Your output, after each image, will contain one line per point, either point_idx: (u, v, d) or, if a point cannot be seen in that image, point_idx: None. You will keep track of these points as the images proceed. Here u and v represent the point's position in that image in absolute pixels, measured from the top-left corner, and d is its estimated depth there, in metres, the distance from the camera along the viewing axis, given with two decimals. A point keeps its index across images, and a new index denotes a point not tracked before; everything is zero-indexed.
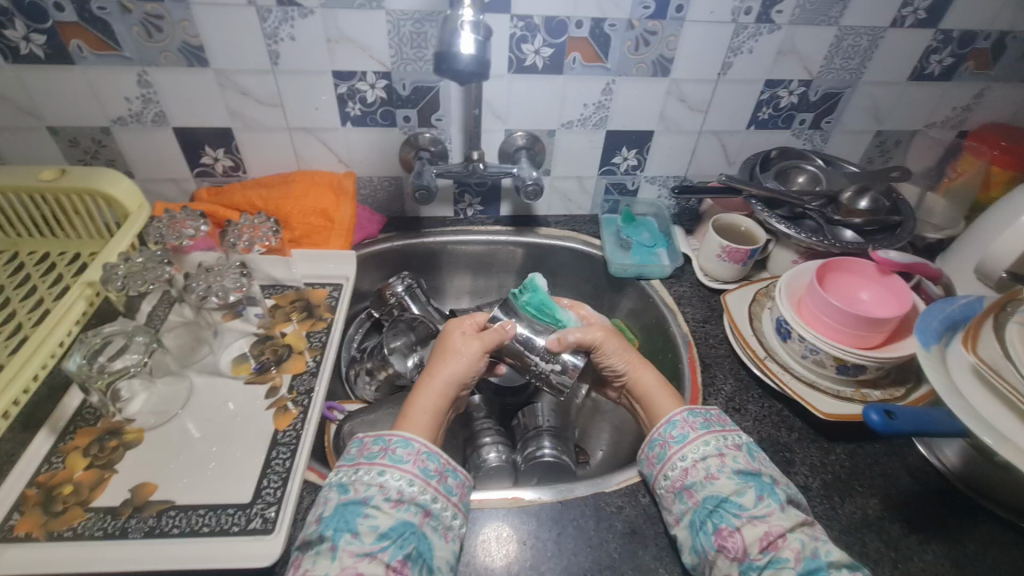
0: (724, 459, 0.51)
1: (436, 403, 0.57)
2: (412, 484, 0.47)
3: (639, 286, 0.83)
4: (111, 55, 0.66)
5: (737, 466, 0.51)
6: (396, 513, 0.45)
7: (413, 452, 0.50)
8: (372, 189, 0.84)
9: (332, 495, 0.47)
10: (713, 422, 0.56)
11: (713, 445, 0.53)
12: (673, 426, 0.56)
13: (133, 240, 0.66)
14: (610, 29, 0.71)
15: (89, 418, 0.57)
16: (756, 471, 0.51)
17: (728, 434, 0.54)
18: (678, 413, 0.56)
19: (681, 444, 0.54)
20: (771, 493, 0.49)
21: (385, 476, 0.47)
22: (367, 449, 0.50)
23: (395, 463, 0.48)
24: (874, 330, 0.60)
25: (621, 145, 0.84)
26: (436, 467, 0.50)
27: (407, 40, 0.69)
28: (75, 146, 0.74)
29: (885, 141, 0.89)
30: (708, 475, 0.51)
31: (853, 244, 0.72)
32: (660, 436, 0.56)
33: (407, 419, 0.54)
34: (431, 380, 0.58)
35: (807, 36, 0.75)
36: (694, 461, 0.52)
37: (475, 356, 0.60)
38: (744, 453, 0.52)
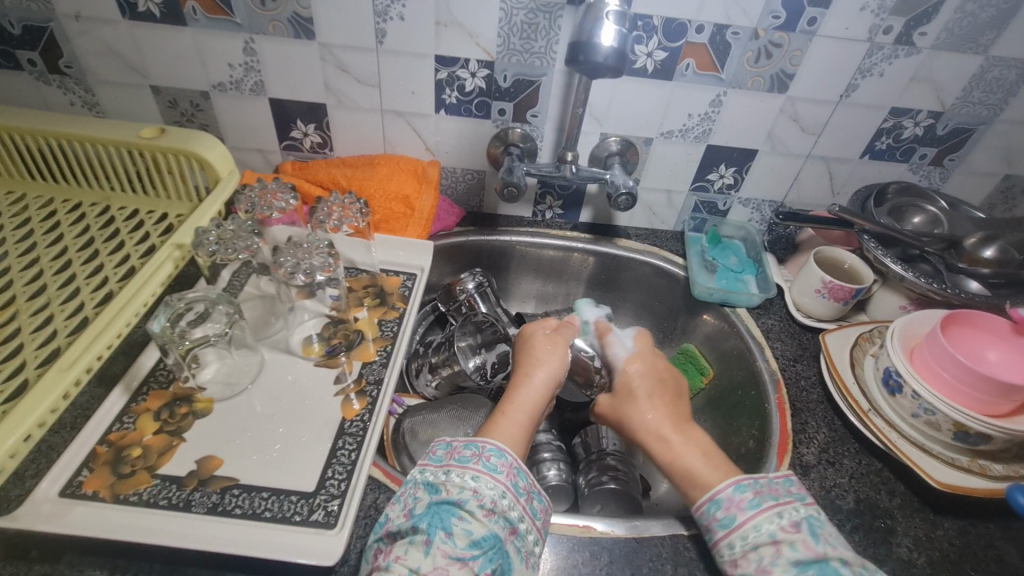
0: (778, 548, 0.44)
1: (533, 403, 0.56)
2: (505, 497, 0.46)
3: (722, 312, 0.78)
4: (222, 20, 0.66)
5: (794, 557, 0.43)
6: (488, 524, 0.44)
7: (506, 463, 0.48)
8: (453, 180, 0.82)
9: (420, 493, 0.46)
10: (766, 495, 0.47)
11: (764, 530, 0.45)
12: (715, 505, 0.48)
13: (221, 207, 0.66)
14: (732, 37, 0.66)
15: (162, 380, 0.56)
16: (820, 558, 0.42)
17: (783, 511, 0.46)
18: (722, 489, 0.48)
19: (727, 529, 0.46)
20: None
21: (479, 482, 0.46)
22: (458, 452, 0.49)
23: (489, 471, 0.47)
24: (1008, 399, 0.53)
25: (720, 162, 0.79)
26: (525, 484, 0.48)
27: (517, 30, 0.66)
28: (174, 107, 0.74)
29: (1012, 187, 0.81)
30: (760, 568, 0.44)
31: (977, 296, 0.65)
32: (702, 514, 0.49)
33: (505, 420, 0.53)
34: (528, 379, 0.58)
35: (948, 64, 0.68)
36: (742, 550, 0.45)
37: (562, 356, 0.61)
38: (803, 535, 0.44)
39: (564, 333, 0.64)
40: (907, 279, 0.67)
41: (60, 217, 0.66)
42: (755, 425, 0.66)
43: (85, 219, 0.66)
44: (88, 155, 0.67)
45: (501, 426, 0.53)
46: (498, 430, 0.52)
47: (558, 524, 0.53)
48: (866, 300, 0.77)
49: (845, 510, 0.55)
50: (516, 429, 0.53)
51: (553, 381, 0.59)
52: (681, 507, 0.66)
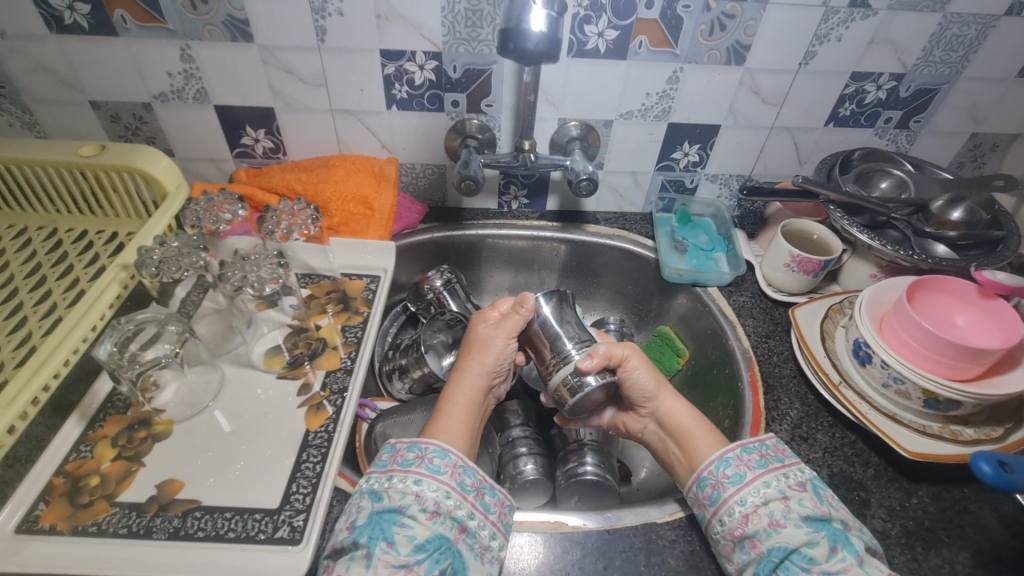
0: (789, 503, 0.45)
1: (470, 397, 0.57)
2: (448, 497, 0.46)
3: (693, 293, 0.77)
4: (155, 27, 0.63)
5: (805, 512, 0.45)
6: (432, 526, 0.44)
7: (449, 463, 0.48)
8: (413, 177, 0.80)
9: (364, 502, 0.46)
10: (771, 457, 0.49)
11: (775, 486, 0.46)
12: (726, 463, 0.49)
13: (170, 221, 0.64)
14: (683, 11, 0.64)
15: (119, 406, 0.55)
16: (826, 516, 0.44)
17: (790, 471, 0.48)
18: (731, 449, 0.50)
19: (738, 486, 0.47)
20: (845, 543, 0.43)
21: (421, 485, 0.46)
22: (401, 456, 0.48)
23: (432, 473, 0.47)
24: (975, 361, 0.52)
25: (683, 140, 0.78)
26: (473, 481, 0.48)
27: (461, 18, 0.64)
28: (117, 122, 0.72)
29: (981, 144, 0.80)
30: (772, 522, 0.45)
31: (946, 260, 0.64)
32: (710, 475, 0.49)
33: (436, 428, 0.53)
34: (464, 375, 0.58)
35: (906, 24, 0.67)
36: (754, 506, 0.46)
37: (500, 348, 0.59)
38: (811, 494, 0.46)
39: (510, 321, 0.59)
40: (874, 247, 0.66)
41: (5, 245, 0.64)
42: (729, 404, 0.66)
43: (32, 245, 0.65)
44: (27, 178, 0.64)
45: (443, 427, 0.53)
46: (438, 432, 0.52)
47: (528, 521, 0.52)
48: (837, 271, 0.76)
49: None
50: (457, 427, 0.53)
51: (486, 368, 0.58)
52: (660, 492, 0.66)
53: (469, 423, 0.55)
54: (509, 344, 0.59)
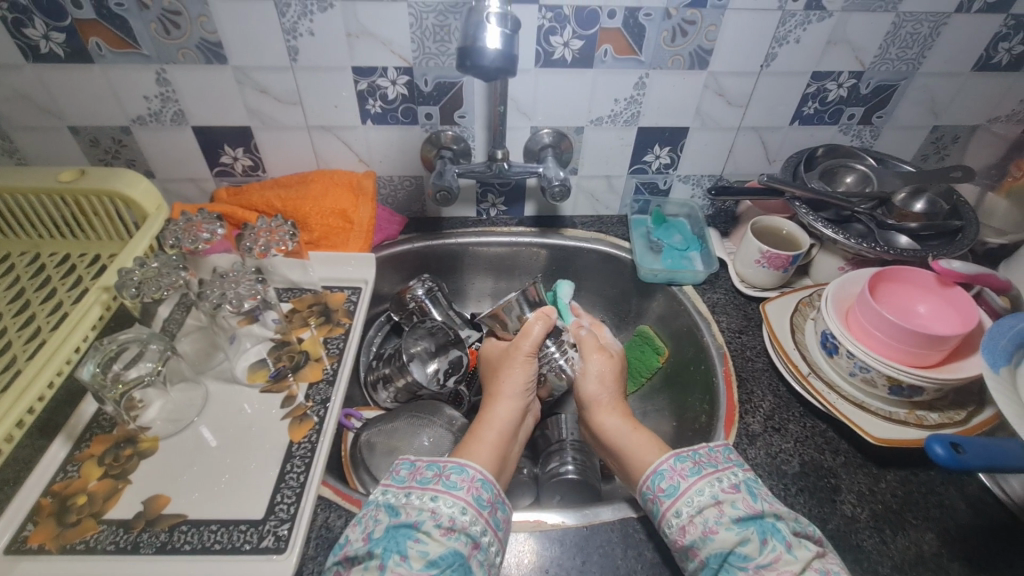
0: (721, 508, 0.47)
1: (503, 417, 0.59)
2: (464, 512, 0.47)
3: (669, 292, 0.79)
4: (130, 53, 0.64)
5: (737, 514, 0.46)
6: (446, 542, 0.45)
7: (467, 478, 0.49)
8: (392, 188, 0.82)
9: (381, 515, 0.47)
10: (705, 464, 0.51)
11: (707, 493, 0.48)
12: (661, 477, 0.51)
13: (151, 242, 0.65)
14: (645, 19, 0.66)
15: (105, 426, 0.56)
16: (757, 514, 0.46)
17: (723, 475, 0.49)
18: (665, 462, 0.52)
19: (674, 498, 0.49)
20: (774, 533, 0.45)
21: (437, 502, 0.47)
22: (421, 473, 0.50)
23: (449, 489, 0.48)
24: (935, 348, 0.54)
25: (654, 143, 0.80)
26: (489, 497, 0.49)
27: (430, 34, 0.65)
28: (96, 145, 0.73)
29: (942, 137, 0.83)
30: (706, 529, 0.46)
31: (908, 251, 0.67)
32: (649, 490, 0.51)
33: (466, 448, 0.55)
34: (498, 396, 0.62)
35: (860, 24, 0.69)
36: (689, 516, 0.47)
37: (525, 367, 0.63)
38: (743, 494, 0.47)
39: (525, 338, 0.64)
40: (839, 241, 0.69)
41: None
42: (705, 399, 0.67)
43: (15, 270, 0.65)
44: (8, 205, 0.65)
45: (473, 446, 0.55)
46: (468, 452, 0.54)
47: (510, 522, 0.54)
48: (808, 265, 0.78)
49: (791, 474, 0.57)
50: (488, 446, 0.55)
51: (518, 387, 0.62)
52: None
53: (501, 441, 0.57)
54: (529, 360, 0.63)
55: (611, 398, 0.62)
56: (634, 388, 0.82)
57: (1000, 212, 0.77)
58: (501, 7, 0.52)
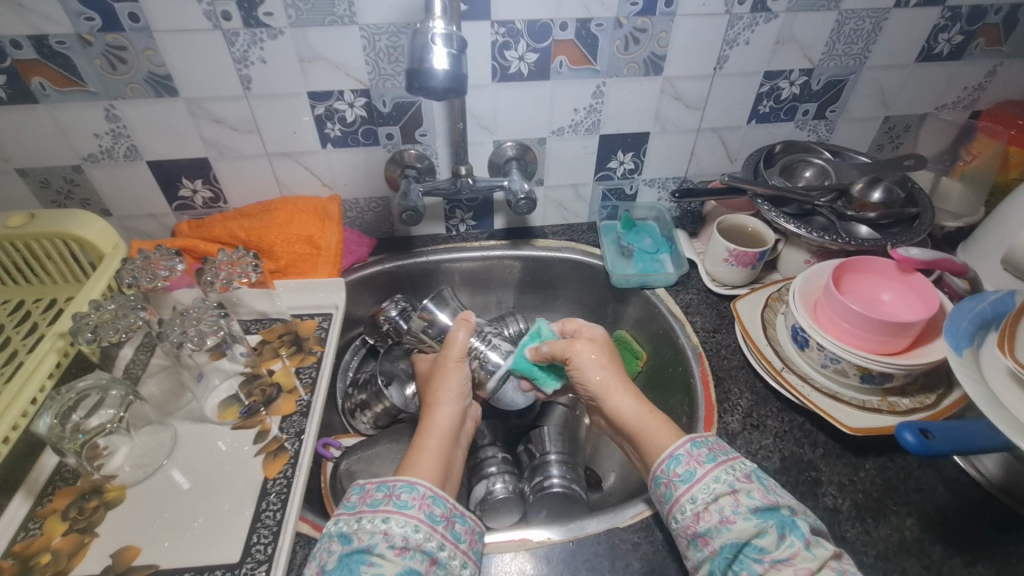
0: (738, 497, 0.46)
1: (442, 425, 0.57)
2: (417, 530, 0.46)
3: (643, 295, 0.79)
4: (75, 91, 0.63)
5: (754, 504, 0.46)
6: (402, 561, 0.44)
7: (417, 496, 0.48)
8: (358, 211, 0.81)
9: (334, 546, 0.46)
10: (719, 450, 0.50)
11: (724, 480, 0.47)
12: (677, 461, 0.49)
13: (109, 283, 0.63)
14: (597, 29, 0.67)
15: (68, 478, 0.53)
16: (774, 505, 0.46)
17: (735, 464, 0.49)
18: (681, 446, 0.50)
19: (689, 483, 0.48)
20: (792, 529, 0.45)
21: (389, 522, 0.46)
22: (371, 496, 0.48)
23: (400, 509, 0.47)
24: (900, 335, 0.55)
25: (617, 149, 0.80)
26: (443, 511, 0.49)
27: (383, 55, 0.65)
28: (47, 187, 0.71)
29: (894, 126, 0.85)
30: (723, 518, 0.45)
31: (869, 240, 0.68)
32: (662, 474, 0.50)
33: (412, 462, 0.53)
34: (436, 405, 0.59)
35: (806, 23, 0.71)
36: (705, 502, 0.47)
37: (458, 371, 0.61)
38: (757, 485, 0.47)
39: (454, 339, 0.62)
40: (803, 235, 0.70)
41: None
42: (685, 400, 0.67)
43: None
44: None
45: (419, 460, 0.53)
46: (416, 466, 0.53)
47: (495, 543, 0.53)
48: (776, 259, 0.79)
49: (772, 470, 0.57)
50: (433, 457, 0.54)
51: (459, 389, 0.60)
52: (629, 494, 0.67)
53: (446, 450, 0.55)
54: (459, 362, 0.61)
55: (617, 378, 0.57)
56: None
57: (954, 196, 0.80)
58: (446, 28, 0.51)
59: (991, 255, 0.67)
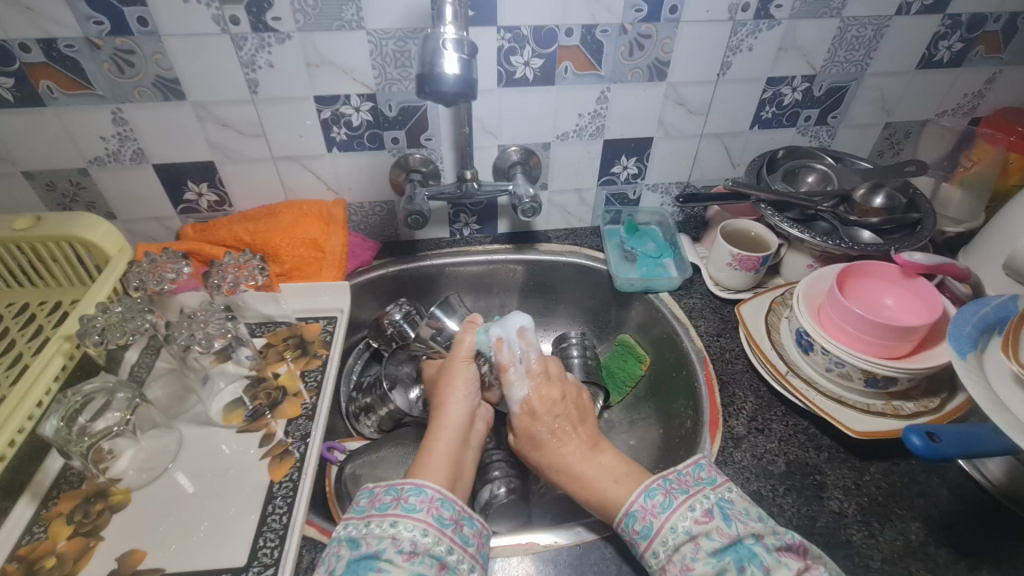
0: (697, 542, 0.47)
1: (452, 426, 0.58)
2: (426, 534, 0.46)
3: (646, 300, 0.80)
4: (83, 94, 0.63)
5: (713, 545, 0.46)
6: (411, 566, 0.44)
7: (426, 500, 0.48)
8: (363, 215, 0.81)
9: (342, 551, 0.46)
10: (675, 493, 0.50)
11: (681, 529, 0.48)
12: (633, 518, 0.50)
13: (115, 286, 0.63)
14: (602, 35, 0.67)
15: (73, 481, 0.53)
16: (733, 541, 0.46)
17: (694, 503, 0.49)
18: (635, 500, 0.51)
19: (648, 538, 0.48)
20: (753, 559, 0.45)
21: (398, 527, 0.46)
22: (379, 500, 0.48)
23: (408, 512, 0.47)
24: (903, 339, 0.56)
25: (620, 154, 0.81)
26: (451, 514, 0.49)
27: (390, 60, 0.66)
28: (53, 190, 0.71)
29: (895, 132, 0.86)
30: (685, 566, 0.46)
31: (872, 245, 0.69)
32: (623, 530, 0.50)
33: (421, 466, 0.53)
34: (445, 406, 0.60)
35: (808, 30, 0.71)
36: (667, 555, 0.47)
37: (466, 372, 0.62)
38: (716, 523, 0.47)
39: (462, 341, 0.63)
40: (805, 240, 0.70)
41: None
42: (689, 404, 0.68)
43: None
44: None
45: (428, 464, 0.53)
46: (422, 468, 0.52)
47: (502, 547, 0.53)
48: (778, 264, 0.80)
49: (777, 474, 0.57)
50: (442, 463, 0.54)
51: (466, 391, 0.61)
52: None
53: (454, 455, 0.55)
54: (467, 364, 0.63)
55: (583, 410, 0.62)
56: (619, 397, 0.82)
57: (955, 202, 0.81)
58: (456, 33, 0.52)
59: (992, 260, 0.68)
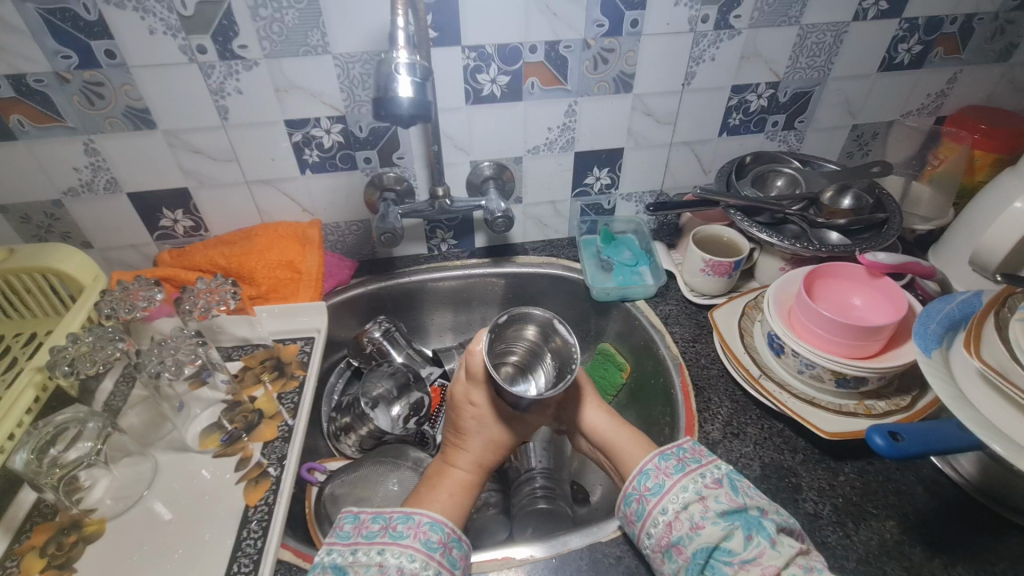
0: (705, 502, 0.48)
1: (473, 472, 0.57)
2: (413, 560, 0.46)
3: (624, 308, 0.80)
4: (54, 127, 0.64)
5: (721, 508, 0.47)
6: None
7: (414, 525, 0.48)
8: (340, 234, 0.82)
9: None
10: (688, 459, 0.52)
11: (691, 489, 0.49)
12: (646, 476, 0.51)
13: (89, 315, 0.64)
14: (565, 51, 0.69)
15: (47, 513, 0.53)
16: (741, 507, 0.47)
17: (706, 470, 0.50)
18: (649, 461, 0.52)
19: (659, 496, 0.50)
20: (759, 529, 0.45)
21: (385, 554, 0.46)
22: (366, 527, 0.49)
23: (396, 539, 0.47)
24: (872, 338, 0.56)
25: (592, 165, 0.82)
26: (440, 537, 0.48)
27: (357, 82, 0.67)
28: (27, 222, 0.71)
29: (863, 134, 0.87)
30: (693, 525, 0.47)
31: (839, 247, 0.70)
32: (633, 491, 0.51)
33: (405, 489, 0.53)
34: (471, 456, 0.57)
35: (769, 38, 0.73)
36: (675, 512, 0.48)
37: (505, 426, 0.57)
38: (725, 489, 0.48)
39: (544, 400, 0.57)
40: (775, 244, 0.71)
41: None
42: (667, 411, 0.68)
43: None
44: None
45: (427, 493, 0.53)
46: None
47: (478, 562, 0.53)
48: (752, 268, 0.80)
49: (753, 478, 0.57)
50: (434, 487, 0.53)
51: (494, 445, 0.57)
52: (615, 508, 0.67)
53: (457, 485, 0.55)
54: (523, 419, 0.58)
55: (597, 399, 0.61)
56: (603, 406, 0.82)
57: (926, 199, 0.83)
58: (411, 56, 0.53)
59: (961, 257, 0.69)
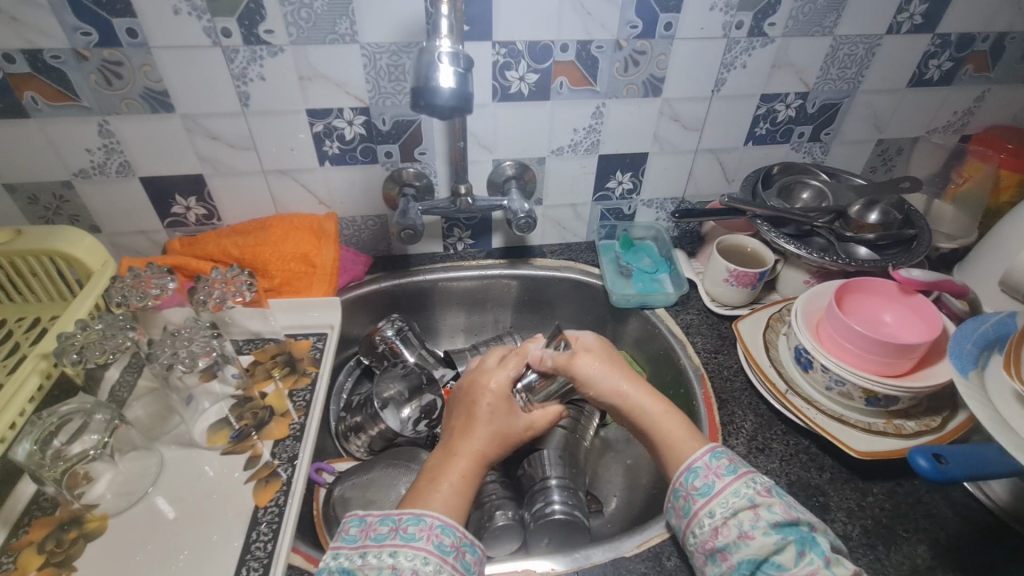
0: (757, 511, 0.46)
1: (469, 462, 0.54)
2: (427, 562, 0.44)
3: (643, 315, 0.79)
4: (68, 105, 0.62)
5: (773, 518, 0.45)
6: None
7: (425, 527, 0.46)
8: (355, 229, 0.80)
9: None
10: (739, 464, 0.50)
11: (743, 495, 0.47)
12: (694, 474, 0.50)
13: (98, 301, 0.61)
14: (597, 51, 0.67)
15: (46, 507, 0.51)
16: (795, 520, 0.45)
17: (757, 477, 0.49)
18: (700, 458, 0.51)
19: (708, 497, 0.48)
20: (813, 546, 0.44)
21: (397, 557, 0.44)
22: (374, 529, 0.46)
23: (407, 541, 0.45)
24: (903, 356, 0.55)
25: (615, 169, 0.80)
26: (452, 541, 0.46)
27: (384, 74, 0.65)
28: (35, 203, 0.69)
29: (887, 149, 0.86)
30: (741, 533, 0.45)
31: (867, 262, 0.68)
32: (681, 487, 0.50)
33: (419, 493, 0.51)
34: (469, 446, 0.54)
35: (801, 47, 0.72)
36: (723, 517, 0.47)
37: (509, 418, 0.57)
38: (779, 500, 0.47)
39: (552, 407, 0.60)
40: (802, 255, 0.70)
41: None
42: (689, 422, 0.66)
43: None
44: None
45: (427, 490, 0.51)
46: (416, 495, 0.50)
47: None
48: (775, 280, 0.79)
49: None
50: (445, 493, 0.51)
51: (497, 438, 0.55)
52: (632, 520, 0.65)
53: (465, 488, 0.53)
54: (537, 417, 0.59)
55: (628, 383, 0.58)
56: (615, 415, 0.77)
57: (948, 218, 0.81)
58: (451, 48, 0.51)
59: (991, 277, 0.68)
